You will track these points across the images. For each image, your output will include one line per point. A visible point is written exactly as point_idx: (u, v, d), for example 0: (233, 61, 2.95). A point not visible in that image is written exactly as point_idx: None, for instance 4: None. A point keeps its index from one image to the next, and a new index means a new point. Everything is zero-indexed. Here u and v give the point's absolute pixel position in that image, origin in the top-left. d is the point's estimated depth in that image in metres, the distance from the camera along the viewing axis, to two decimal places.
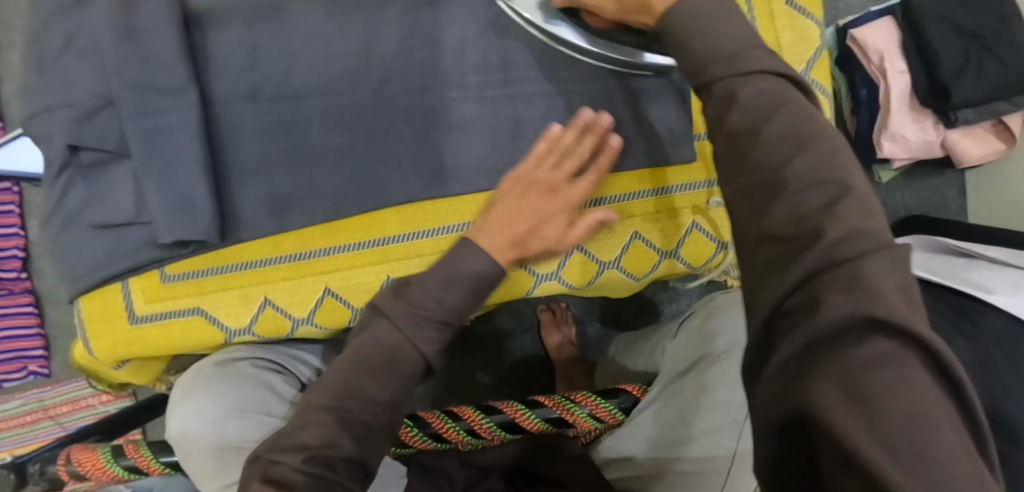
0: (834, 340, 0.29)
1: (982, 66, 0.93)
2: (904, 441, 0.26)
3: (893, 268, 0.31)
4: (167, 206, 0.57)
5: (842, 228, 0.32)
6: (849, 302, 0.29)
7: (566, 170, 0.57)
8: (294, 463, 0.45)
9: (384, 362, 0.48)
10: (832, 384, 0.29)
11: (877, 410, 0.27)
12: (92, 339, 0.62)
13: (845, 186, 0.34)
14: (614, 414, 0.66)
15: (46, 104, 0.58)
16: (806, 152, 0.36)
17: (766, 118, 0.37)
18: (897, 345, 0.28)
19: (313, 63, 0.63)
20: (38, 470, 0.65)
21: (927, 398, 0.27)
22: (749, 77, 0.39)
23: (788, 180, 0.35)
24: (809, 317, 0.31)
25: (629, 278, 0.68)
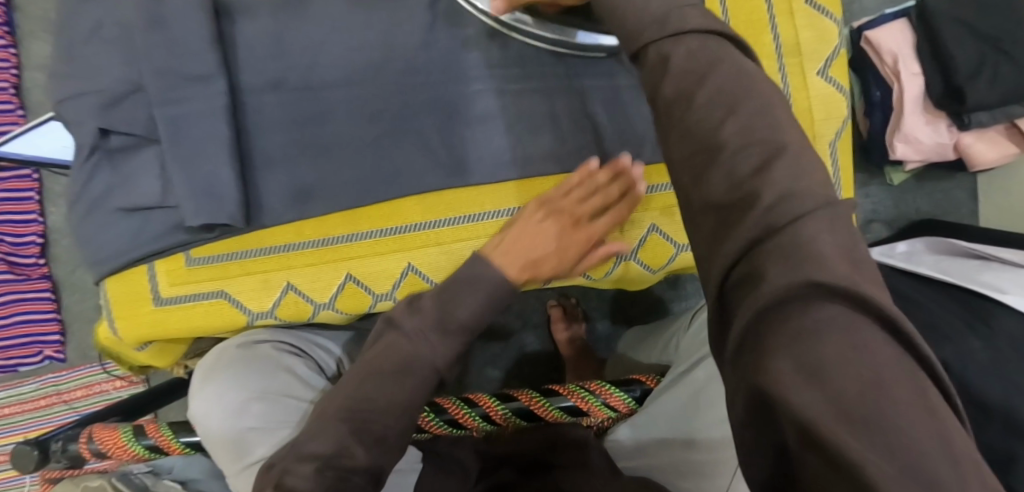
0: (774, 308, 0.23)
1: (997, 70, 0.93)
2: (870, 414, 0.20)
3: (840, 221, 0.25)
4: (194, 191, 0.58)
5: (777, 191, 0.26)
6: (784, 262, 0.23)
7: (590, 206, 0.59)
8: (307, 473, 0.45)
9: (396, 373, 0.48)
10: (786, 358, 0.22)
11: (838, 387, 0.20)
12: (117, 320, 0.63)
13: (780, 145, 0.28)
14: (627, 403, 0.67)
15: (76, 89, 0.60)
16: (738, 114, 0.29)
17: (697, 83, 0.31)
18: (845, 307, 0.22)
19: (337, 54, 0.64)
20: (60, 447, 0.66)
21: (890, 362, 0.21)
22: (681, 36, 0.33)
23: (722, 141, 0.29)
24: (749, 290, 0.24)
25: (645, 270, 0.68)
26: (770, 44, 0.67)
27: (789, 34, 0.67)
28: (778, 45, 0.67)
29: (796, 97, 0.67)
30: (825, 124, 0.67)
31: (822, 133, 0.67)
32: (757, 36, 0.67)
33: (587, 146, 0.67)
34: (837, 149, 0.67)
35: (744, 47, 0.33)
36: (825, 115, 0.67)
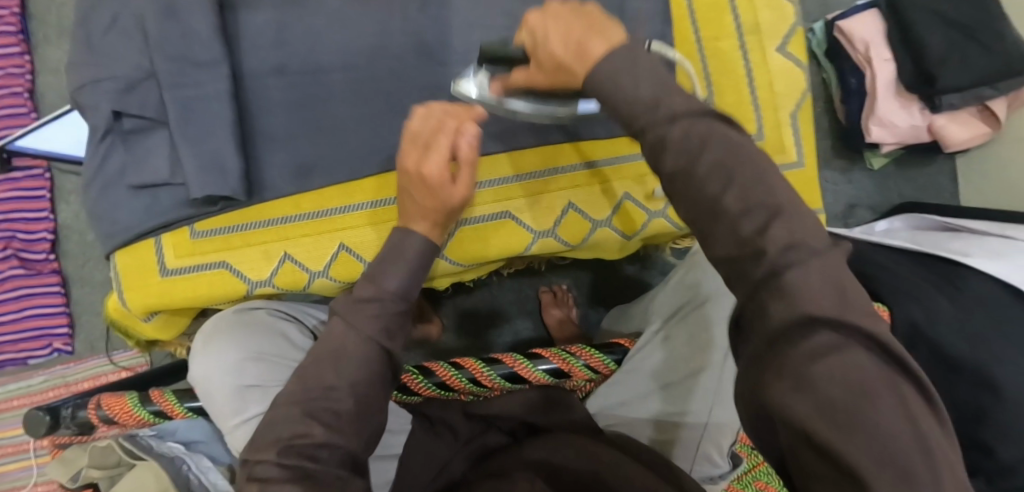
0: (787, 336, 0.31)
1: (965, 54, 0.97)
2: (853, 419, 0.28)
3: (834, 269, 0.32)
4: (201, 166, 0.63)
5: (781, 241, 0.33)
6: (789, 307, 0.31)
7: (425, 141, 0.52)
8: (271, 458, 0.43)
9: (331, 355, 0.46)
10: (793, 380, 0.30)
11: (824, 395, 0.29)
12: (126, 291, 0.67)
13: (778, 208, 0.34)
14: (608, 365, 0.71)
15: (90, 76, 0.63)
16: (739, 185, 0.34)
17: (695, 160, 0.35)
18: (837, 335, 0.30)
19: (331, 41, 0.68)
20: (70, 414, 0.69)
21: (869, 373, 0.29)
22: (674, 120, 0.36)
23: (727, 211, 0.35)
24: (762, 320, 0.32)
25: (621, 236, 0.71)
26: (730, 25, 0.71)
27: (749, 15, 0.72)
28: (739, 26, 0.71)
29: (758, 72, 0.71)
30: (785, 97, 0.72)
31: (783, 105, 0.72)
32: (718, 17, 0.71)
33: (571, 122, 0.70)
34: (797, 119, 0.72)
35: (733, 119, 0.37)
36: (785, 88, 0.72)
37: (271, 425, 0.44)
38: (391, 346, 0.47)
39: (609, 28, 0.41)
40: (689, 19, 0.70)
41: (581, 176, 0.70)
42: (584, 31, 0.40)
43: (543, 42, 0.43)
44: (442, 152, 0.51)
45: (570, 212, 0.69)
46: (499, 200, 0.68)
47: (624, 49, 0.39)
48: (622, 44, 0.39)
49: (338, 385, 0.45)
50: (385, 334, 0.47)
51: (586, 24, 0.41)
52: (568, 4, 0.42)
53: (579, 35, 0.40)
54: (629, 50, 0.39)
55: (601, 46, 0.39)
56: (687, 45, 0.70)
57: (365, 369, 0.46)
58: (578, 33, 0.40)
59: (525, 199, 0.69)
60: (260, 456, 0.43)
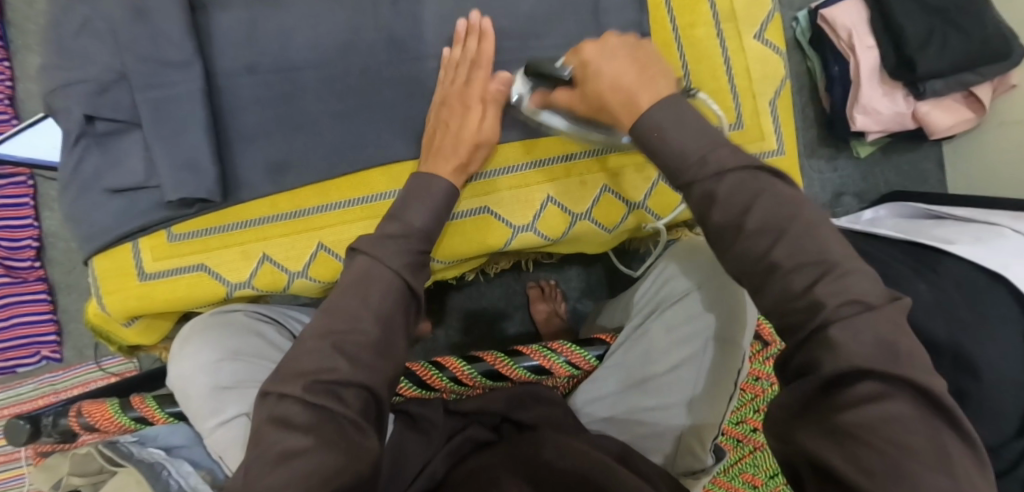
0: (836, 384, 0.36)
1: (945, 39, 0.97)
2: (886, 465, 0.34)
3: (886, 326, 0.37)
4: (176, 167, 0.62)
5: (832, 292, 0.38)
6: (838, 359, 0.36)
7: (464, 77, 0.64)
8: (296, 392, 0.45)
9: (359, 282, 0.51)
10: (836, 429, 0.35)
11: (862, 442, 0.34)
12: (104, 296, 0.66)
13: (825, 263, 0.39)
14: (591, 361, 0.70)
15: (63, 79, 0.63)
16: (785, 242, 0.40)
17: (742, 213, 0.42)
18: (877, 386, 0.35)
19: (305, 38, 0.67)
20: (51, 422, 0.69)
21: (906, 426, 0.34)
22: (722, 176, 0.43)
23: (780, 267, 0.40)
24: (814, 369, 0.38)
25: (601, 229, 0.71)
26: (706, 13, 0.71)
27: (725, 3, 0.72)
28: (715, 14, 0.72)
29: (735, 60, 0.71)
30: (764, 83, 0.72)
31: (762, 92, 0.72)
32: (694, 5, 0.71)
33: None
34: (776, 107, 0.72)
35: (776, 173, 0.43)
36: (763, 74, 0.72)
37: (297, 360, 0.47)
38: (413, 280, 0.52)
39: (659, 83, 0.47)
40: (665, 9, 0.72)
41: (559, 168, 0.69)
42: (636, 82, 0.47)
43: (595, 75, 0.50)
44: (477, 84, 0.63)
45: (549, 205, 0.69)
46: (478, 195, 0.67)
47: (670, 103, 0.46)
48: (668, 98, 0.46)
49: (365, 316, 0.49)
50: (407, 269, 0.52)
51: (639, 73, 0.48)
52: (624, 43, 0.50)
53: (630, 81, 0.47)
54: (673, 106, 0.46)
55: (649, 98, 0.46)
56: (664, 33, 0.71)
57: (391, 302, 0.51)
58: (629, 80, 0.48)
59: (504, 192, 0.68)
60: (285, 391, 0.46)
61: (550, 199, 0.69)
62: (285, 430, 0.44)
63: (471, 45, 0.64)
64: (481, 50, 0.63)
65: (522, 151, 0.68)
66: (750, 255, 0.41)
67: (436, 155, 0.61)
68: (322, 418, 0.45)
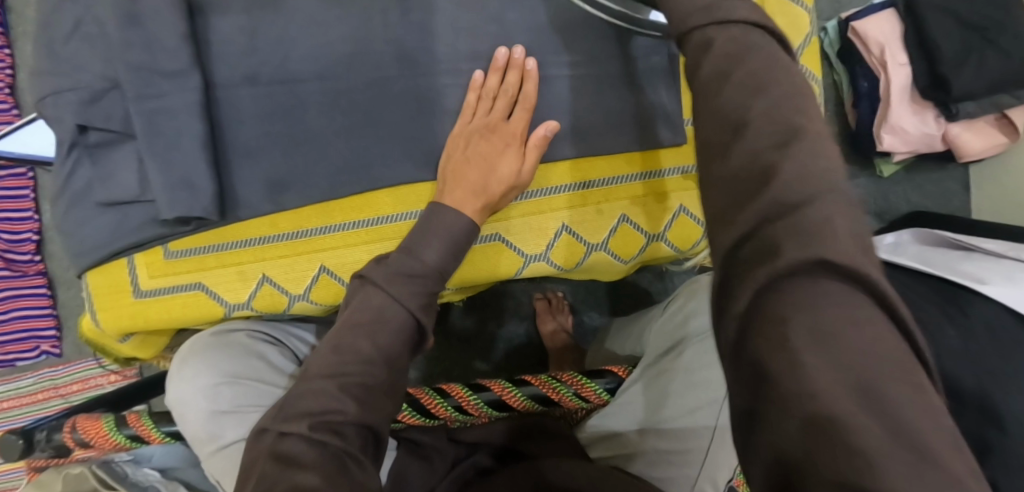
0: (786, 283, 0.26)
1: (984, 59, 0.92)
2: (871, 382, 0.24)
3: (849, 211, 0.28)
4: (169, 183, 0.59)
5: (798, 166, 0.29)
6: (804, 244, 0.26)
7: (498, 111, 0.62)
8: (302, 431, 0.44)
9: (371, 322, 0.50)
10: (800, 335, 0.26)
11: (832, 352, 0.25)
12: (98, 312, 0.65)
13: (798, 130, 0.30)
14: (599, 394, 0.67)
15: (53, 86, 0.60)
16: (769, 97, 0.32)
17: (733, 65, 0.33)
18: (845, 288, 0.26)
19: (309, 49, 0.64)
20: (45, 437, 0.67)
21: (881, 334, 0.25)
22: (727, 24, 0.35)
23: (750, 125, 0.31)
24: (763, 264, 0.27)
25: (616, 260, 0.68)
26: None
27: None
28: None
29: None
30: None
31: None
32: None
33: (571, 134, 0.65)
34: None
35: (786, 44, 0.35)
36: None
37: (302, 399, 0.46)
38: (423, 318, 0.52)
39: None
40: None
41: (574, 196, 0.66)
42: None
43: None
44: (517, 124, 0.61)
45: (563, 235, 0.66)
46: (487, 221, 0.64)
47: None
48: None
49: (376, 357, 0.48)
50: (420, 307, 0.52)
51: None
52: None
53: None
54: None
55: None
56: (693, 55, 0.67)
57: (400, 341, 0.50)
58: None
59: (516, 219, 0.65)
60: (286, 430, 0.44)
61: (564, 228, 0.66)
62: (291, 470, 0.41)
63: (508, 83, 0.62)
64: (527, 90, 0.61)
65: (541, 177, 0.65)
66: (725, 108, 0.33)
67: (465, 192, 0.59)
68: (326, 454, 0.43)
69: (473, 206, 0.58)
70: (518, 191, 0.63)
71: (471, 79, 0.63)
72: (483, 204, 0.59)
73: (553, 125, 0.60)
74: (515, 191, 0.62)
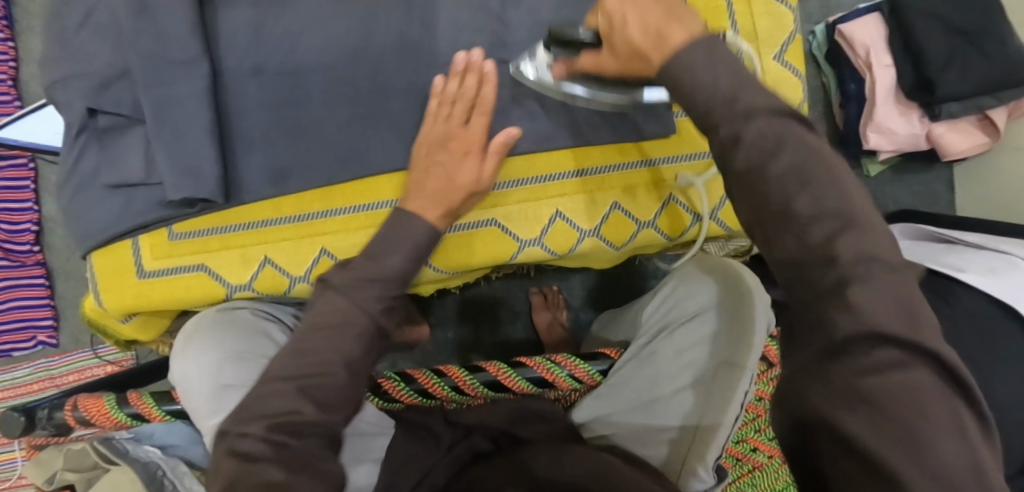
0: (843, 348, 0.32)
1: (966, 62, 0.95)
2: (912, 435, 0.29)
3: (905, 288, 0.33)
4: (176, 168, 0.61)
5: (853, 250, 0.33)
6: (857, 321, 0.31)
7: (458, 118, 0.62)
8: (258, 433, 0.45)
9: (334, 326, 0.50)
10: (847, 391, 0.31)
11: (885, 411, 0.30)
12: (102, 292, 0.66)
13: (850, 218, 0.34)
14: (592, 375, 0.70)
15: (65, 72, 0.62)
16: (810, 190, 0.35)
17: (767, 160, 0.36)
18: (896, 352, 0.31)
19: (314, 41, 0.66)
20: (46, 415, 0.67)
21: (930, 394, 0.30)
22: (751, 117, 0.36)
23: (796, 217, 0.35)
24: (822, 333, 0.33)
25: (609, 247, 0.70)
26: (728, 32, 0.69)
27: (746, 21, 0.70)
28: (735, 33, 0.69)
29: None
30: None
31: None
32: (715, 23, 0.69)
33: (566, 126, 0.67)
34: None
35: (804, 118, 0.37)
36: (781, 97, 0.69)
37: (261, 401, 0.46)
38: (384, 323, 0.53)
39: (690, 16, 0.40)
40: None
41: (569, 184, 0.68)
42: (662, 16, 0.40)
43: (619, 27, 0.43)
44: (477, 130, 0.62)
45: (558, 221, 0.68)
46: (484, 207, 0.67)
47: (704, 39, 0.39)
48: (704, 35, 0.39)
49: (335, 360, 0.48)
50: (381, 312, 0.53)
51: (665, 10, 0.40)
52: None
53: (658, 21, 0.40)
54: (710, 43, 0.39)
55: (682, 34, 0.39)
56: None
57: (358, 346, 0.50)
58: (657, 19, 0.40)
59: (512, 206, 0.67)
60: (243, 429, 0.45)
61: (558, 214, 0.67)
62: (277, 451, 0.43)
63: (466, 88, 0.61)
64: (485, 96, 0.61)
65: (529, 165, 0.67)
66: (771, 200, 0.35)
67: (428, 200, 0.60)
68: (284, 456, 0.44)
69: (434, 214, 0.59)
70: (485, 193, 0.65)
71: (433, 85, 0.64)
72: (445, 210, 0.60)
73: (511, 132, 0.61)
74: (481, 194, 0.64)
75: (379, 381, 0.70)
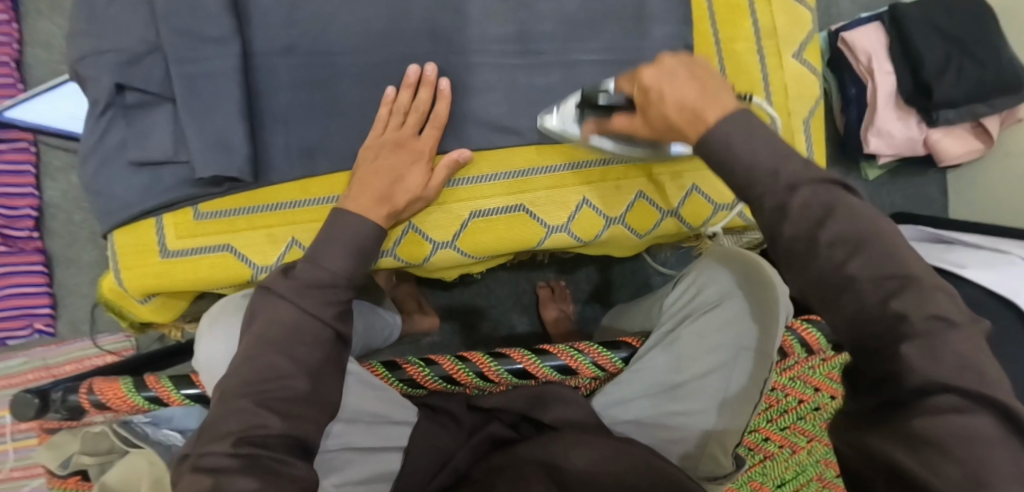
0: (910, 399, 0.36)
1: (961, 70, 0.99)
2: (973, 476, 0.33)
3: (970, 342, 0.36)
4: (205, 143, 0.61)
5: (924, 312, 0.37)
6: (919, 373, 0.36)
7: (410, 126, 0.64)
8: (223, 450, 0.47)
9: (285, 337, 0.51)
10: (911, 431, 0.36)
11: (947, 455, 0.34)
12: (123, 271, 0.65)
13: (908, 278, 0.38)
14: (615, 363, 0.71)
15: (93, 46, 0.62)
16: (863, 257, 0.39)
17: (818, 228, 0.39)
18: (960, 399, 0.35)
19: (346, 24, 0.66)
20: (59, 398, 0.66)
21: (995, 445, 0.33)
22: (795, 189, 0.41)
23: (853, 281, 0.39)
24: (891, 382, 0.37)
25: (632, 234, 0.71)
26: (747, 28, 0.71)
27: (767, 19, 0.72)
28: (757, 30, 0.71)
29: (773, 76, 0.71)
30: (800, 101, 0.71)
31: (796, 110, 0.71)
32: (736, 20, 0.71)
33: None
34: (810, 126, 0.72)
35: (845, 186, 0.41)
36: (799, 93, 0.71)
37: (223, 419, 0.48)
38: (342, 328, 0.54)
39: (723, 96, 0.45)
40: (709, 22, 0.72)
41: (595, 172, 0.69)
42: (699, 97, 0.45)
43: (659, 101, 0.47)
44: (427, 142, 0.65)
45: (584, 208, 0.69)
46: (513, 193, 0.67)
47: (739, 115, 0.44)
48: (736, 111, 0.44)
49: (293, 372, 0.50)
50: (336, 317, 0.54)
51: (701, 90, 0.46)
52: (681, 63, 0.48)
53: (694, 100, 0.45)
54: (744, 118, 0.44)
55: (718, 113, 0.44)
56: (706, 45, 0.72)
57: (317, 352, 0.52)
58: (693, 98, 0.45)
59: (540, 192, 0.68)
60: (208, 448, 0.47)
61: (584, 201, 0.68)
62: None
63: (420, 103, 0.65)
64: (438, 110, 0.65)
65: (499, 160, 0.68)
66: (827, 267, 0.39)
67: (370, 199, 0.60)
68: (249, 465, 0.46)
69: (377, 212, 0.60)
70: (428, 204, 0.66)
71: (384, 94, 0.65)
72: (388, 210, 0.61)
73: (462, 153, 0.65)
74: (422, 205, 0.65)
75: (403, 367, 0.69)
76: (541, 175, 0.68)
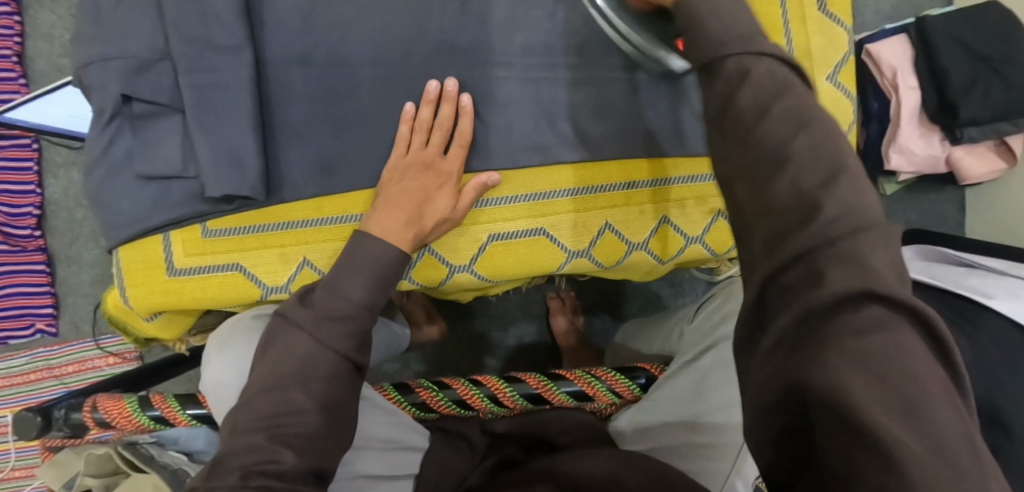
0: (831, 311, 0.28)
1: (989, 87, 0.96)
2: (909, 397, 0.26)
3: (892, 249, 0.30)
4: (217, 160, 0.59)
5: (840, 206, 0.30)
6: (848, 277, 0.28)
7: (434, 145, 0.62)
8: (233, 483, 0.44)
9: (302, 372, 0.49)
10: (842, 357, 0.27)
11: (876, 369, 0.26)
12: (128, 289, 0.63)
13: (839, 167, 0.32)
14: (632, 390, 0.71)
15: (99, 53, 0.59)
16: (809, 131, 0.33)
17: (769, 98, 0.35)
18: (885, 310, 0.28)
19: (366, 34, 0.64)
20: (63, 416, 0.65)
21: (926, 363, 0.27)
22: (762, 55, 0.36)
23: (790, 154, 0.33)
24: (810, 291, 0.29)
25: (655, 260, 0.69)
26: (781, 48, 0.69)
27: (801, 40, 0.69)
28: (790, 51, 0.69)
29: None
30: None
31: None
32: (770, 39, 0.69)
33: (612, 136, 0.66)
34: None
35: (802, 73, 0.37)
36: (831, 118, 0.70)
37: (235, 452, 0.46)
38: (359, 360, 0.52)
39: None
40: None
41: (619, 195, 0.67)
42: None
43: None
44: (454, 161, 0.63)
45: (606, 232, 0.67)
46: (534, 216, 0.66)
47: None
48: None
49: (308, 406, 0.48)
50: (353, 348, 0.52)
51: None
52: None
53: None
54: None
55: None
56: None
57: (335, 386, 0.50)
58: None
59: (562, 216, 0.66)
60: (220, 483, 0.45)
61: (605, 226, 0.67)
62: None
63: (443, 122, 0.62)
64: (463, 128, 0.62)
65: (520, 181, 0.66)
66: (768, 139, 0.34)
67: (396, 222, 0.58)
68: None
69: (403, 237, 0.57)
70: (456, 226, 0.64)
71: (404, 111, 0.62)
72: (415, 233, 0.59)
73: (494, 176, 0.63)
74: (448, 227, 0.63)
75: (417, 391, 0.70)
76: (564, 198, 0.66)
